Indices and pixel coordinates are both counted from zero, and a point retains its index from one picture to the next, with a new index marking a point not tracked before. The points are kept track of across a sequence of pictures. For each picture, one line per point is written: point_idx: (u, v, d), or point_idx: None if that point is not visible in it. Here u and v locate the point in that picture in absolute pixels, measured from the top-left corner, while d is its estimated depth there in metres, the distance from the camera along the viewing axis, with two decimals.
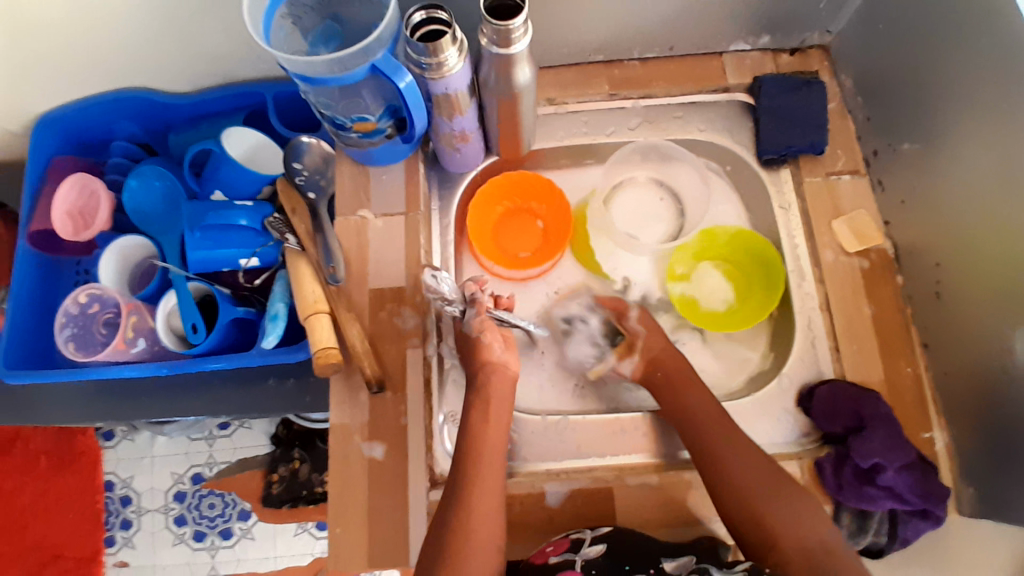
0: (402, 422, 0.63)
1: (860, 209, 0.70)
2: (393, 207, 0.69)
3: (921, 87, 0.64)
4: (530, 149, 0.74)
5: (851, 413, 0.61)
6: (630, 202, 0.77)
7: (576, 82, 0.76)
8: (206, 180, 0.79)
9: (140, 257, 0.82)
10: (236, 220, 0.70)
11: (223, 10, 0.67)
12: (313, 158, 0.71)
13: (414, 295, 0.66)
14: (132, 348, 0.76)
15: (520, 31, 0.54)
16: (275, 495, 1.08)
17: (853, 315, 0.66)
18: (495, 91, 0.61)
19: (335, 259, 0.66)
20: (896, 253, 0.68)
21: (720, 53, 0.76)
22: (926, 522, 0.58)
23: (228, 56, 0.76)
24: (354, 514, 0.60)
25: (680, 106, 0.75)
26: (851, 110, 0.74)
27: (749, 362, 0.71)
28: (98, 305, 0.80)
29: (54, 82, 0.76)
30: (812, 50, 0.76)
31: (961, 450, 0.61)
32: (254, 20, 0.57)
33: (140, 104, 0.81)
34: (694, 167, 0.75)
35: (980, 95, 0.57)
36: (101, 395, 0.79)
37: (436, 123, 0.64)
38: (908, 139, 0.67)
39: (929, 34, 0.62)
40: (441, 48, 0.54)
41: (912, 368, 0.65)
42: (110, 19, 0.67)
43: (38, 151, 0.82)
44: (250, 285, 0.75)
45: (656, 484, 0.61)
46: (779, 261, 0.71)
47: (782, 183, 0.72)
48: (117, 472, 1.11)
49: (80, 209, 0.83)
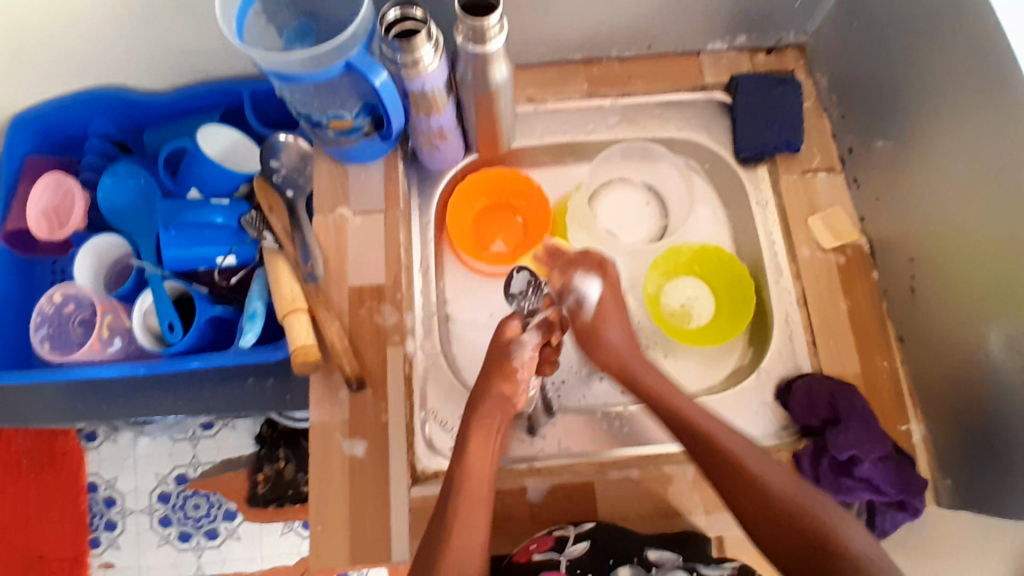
0: (382, 420, 0.63)
1: (837, 206, 0.71)
2: (373, 204, 0.69)
3: (896, 85, 0.65)
4: (510, 145, 0.74)
5: (827, 406, 0.61)
6: (616, 199, 0.77)
7: (555, 80, 0.76)
8: (182, 177, 0.78)
9: (116, 255, 0.82)
10: (212, 219, 0.70)
11: (199, 8, 0.67)
12: (290, 155, 0.71)
13: (394, 293, 0.67)
14: (108, 348, 0.76)
15: (496, 29, 0.54)
16: (260, 495, 1.07)
17: (829, 311, 0.67)
18: (472, 88, 0.61)
19: (313, 257, 0.66)
20: (872, 248, 0.69)
21: (697, 52, 0.76)
22: (904, 513, 0.59)
23: (206, 54, 0.75)
24: (333, 512, 0.60)
25: (658, 105, 0.76)
26: (827, 108, 0.74)
27: (727, 358, 0.72)
28: (72, 305, 0.79)
29: (29, 80, 0.76)
30: (788, 49, 0.77)
31: (938, 442, 0.62)
32: (226, 17, 0.56)
33: (115, 103, 0.81)
34: (675, 166, 0.76)
35: (953, 95, 0.58)
36: (77, 397, 0.78)
37: (414, 120, 0.64)
38: (882, 137, 0.67)
39: (902, 31, 0.62)
40: (416, 46, 0.54)
41: (888, 363, 0.65)
42: (84, 15, 0.67)
43: (12, 151, 0.81)
44: (227, 284, 0.73)
45: (637, 478, 0.62)
46: (758, 259, 0.72)
47: (759, 181, 0.73)
48: (100, 474, 1.10)
49: (56, 207, 0.82)
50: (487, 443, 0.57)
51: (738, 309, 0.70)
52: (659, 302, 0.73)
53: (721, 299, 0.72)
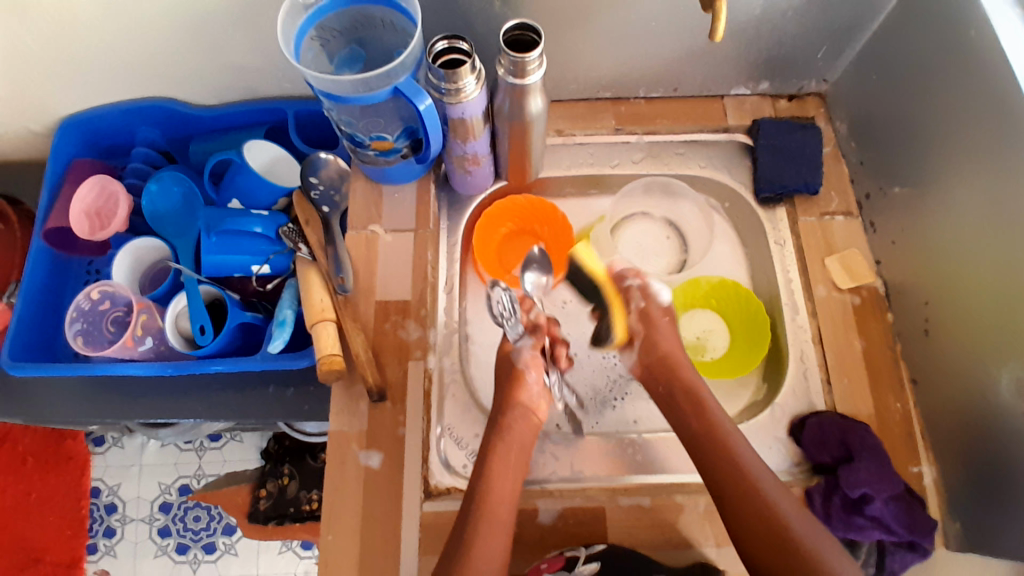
0: (400, 432, 0.64)
1: (853, 248, 0.72)
2: (404, 223, 0.72)
3: (914, 134, 0.67)
4: (538, 175, 0.77)
5: (838, 443, 0.62)
6: (636, 232, 0.80)
7: (584, 116, 0.79)
8: (224, 189, 0.81)
9: (154, 258, 0.85)
10: (250, 227, 0.72)
11: (255, 29, 0.71)
12: (330, 172, 0.74)
13: (418, 309, 0.68)
14: (140, 346, 0.77)
15: (536, 63, 0.57)
16: (261, 510, 1.07)
17: (844, 350, 0.68)
18: (508, 118, 0.64)
19: (345, 269, 0.68)
20: (886, 291, 0.71)
21: (721, 95, 0.80)
22: (914, 554, 0.59)
23: (256, 73, 0.79)
24: (346, 521, 0.61)
25: (682, 143, 0.79)
26: (844, 154, 0.77)
27: (741, 392, 0.73)
28: (108, 302, 0.81)
29: (86, 87, 0.80)
30: (809, 97, 0.80)
31: (949, 485, 0.62)
32: (285, 39, 0.60)
33: (164, 113, 0.85)
34: (695, 202, 0.79)
35: (969, 145, 0.60)
36: (96, 394, 0.80)
37: (450, 145, 0.67)
38: (898, 183, 0.70)
39: (921, 84, 0.65)
40: (460, 76, 0.57)
41: (900, 404, 0.66)
42: (147, 31, 0.71)
43: (59, 152, 0.85)
44: (262, 291, 0.77)
45: (648, 506, 0.62)
46: (774, 295, 0.74)
47: (777, 220, 0.75)
48: (103, 479, 1.10)
49: (97, 209, 0.85)
50: (508, 454, 0.58)
51: (752, 344, 0.72)
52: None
53: (736, 332, 0.74)
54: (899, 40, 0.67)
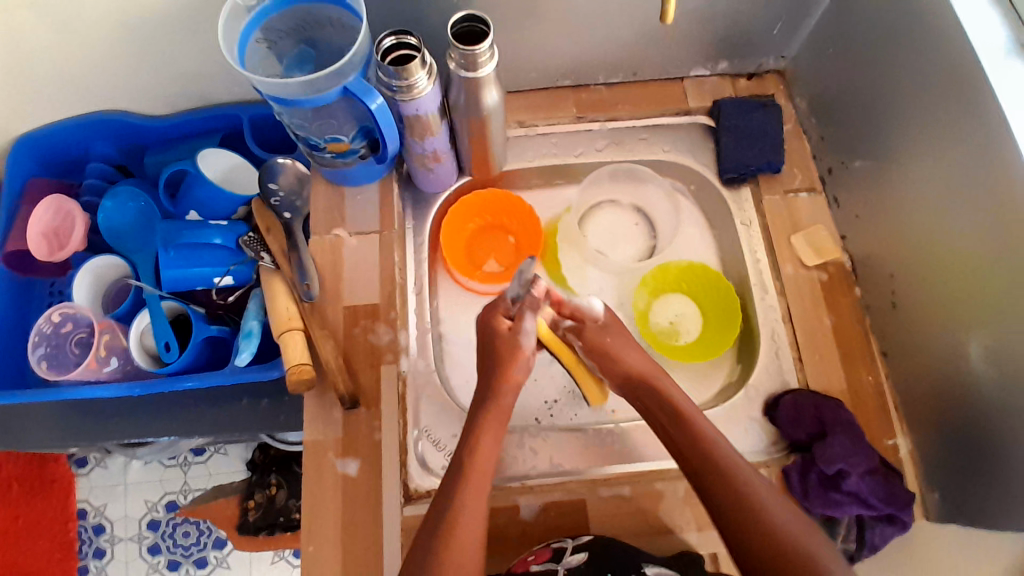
0: (377, 438, 0.63)
1: (818, 224, 0.73)
2: (368, 226, 0.71)
3: (872, 106, 0.68)
4: (502, 168, 0.76)
5: (813, 421, 0.63)
6: (606, 220, 0.79)
7: (545, 106, 0.78)
8: (181, 200, 0.80)
9: (114, 276, 0.83)
10: (210, 239, 0.71)
11: (201, 35, 0.69)
12: (288, 178, 0.71)
13: (388, 312, 0.68)
14: (105, 367, 0.76)
15: (487, 54, 0.56)
16: (251, 522, 1.01)
17: (814, 326, 0.69)
18: (465, 113, 0.63)
19: (310, 276, 0.67)
20: (853, 265, 0.71)
21: (681, 77, 0.80)
22: (893, 527, 0.60)
23: (207, 80, 0.78)
24: (326, 531, 0.60)
25: (645, 128, 0.78)
26: (806, 130, 0.77)
27: (717, 374, 0.73)
28: (70, 324, 0.80)
29: (31, 104, 0.77)
30: (768, 74, 0.80)
31: (923, 454, 0.63)
32: (229, 44, 0.59)
33: (116, 126, 0.83)
34: (661, 187, 0.78)
35: (928, 116, 0.61)
36: (67, 419, 0.79)
37: (409, 144, 0.66)
38: (859, 157, 0.70)
39: (877, 56, 0.66)
40: (410, 72, 0.56)
41: (872, 377, 0.67)
42: (89, 43, 0.69)
43: (16, 172, 0.82)
44: (224, 303, 0.75)
45: (629, 495, 0.62)
46: (744, 276, 0.74)
47: (743, 200, 0.75)
48: (89, 501, 1.09)
49: (55, 229, 0.83)
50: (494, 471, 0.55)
51: (725, 324, 0.72)
52: (648, 319, 0.74)
53: (708, 314, 0.74)
54: (852, 13, 0.67)
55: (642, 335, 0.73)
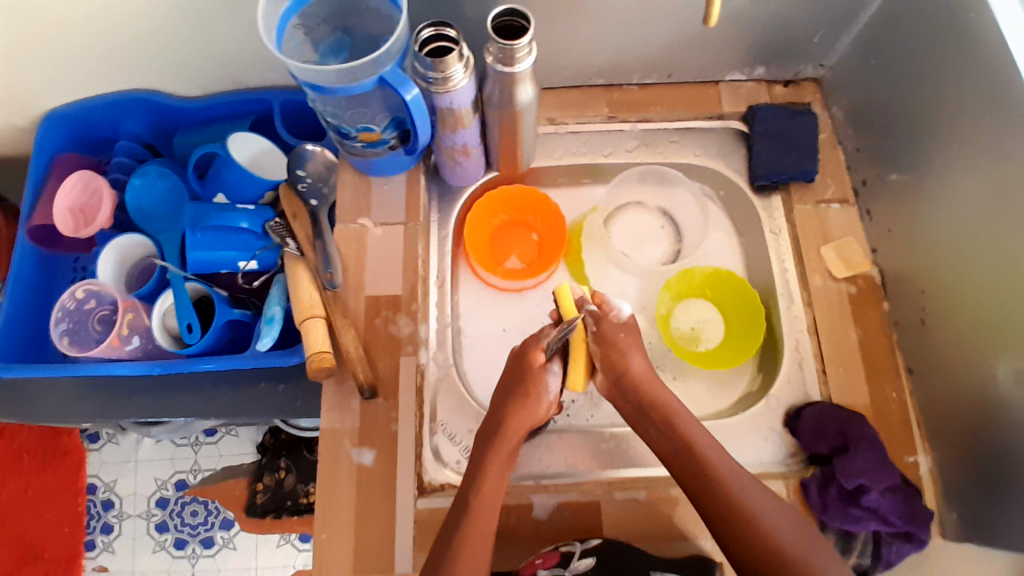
0: (393, 429, 0.63)
1: (849, 237, 0.72)
2: (394, 216, 0.71)
3: (909, 119, 0.66)
4: (529, 165, 0.75)
5: (836, 433, 0.62)
6: (631, 221, 0.79)
7: (576, 103, 0.78)
8: (210, 182, 0.80)
9: (139, 256, 0.83)
10: (237, 223, 0.72)
11: (235, 18, 0.69)
12: (316, 165, 0.73)
13: (410, 304, 0.67)
14: (127, 346, 0.77)
15: (525, 50, 0.56)
16: (258, 504, 1.07)
17: (841, 338, 0.68)
18: (498, 108, 0.63)
19: (333, 264, 0.67)
20: (883, 279, 0.70)
21: (717, 81, 0.79)
22: (910, 544, 0.59)
23: (241, 64, 0.78)
24: (341, 520, 0.60)
25: (676, 131, 0.78)
26: (841, 141, 0.76)
27: (737, 382, 0.72)
28: (94, 301, 0.81)
29: (65, 81, 0.78)
30: (805, 82, 0.79)
31: (945, 475, 0.62)
32: (268, 28, 0.59)
33: (146, 105, 0.83)
34: (691, 192, 0.78)
35: (968, 132, 0.59)
36: (85, 392, 0.79)
37: (439, 136, 0.66)
38: (894, 170, 0.69)
39: (921, 68, 0.64)
40: (448, 64, 0.56)
41: (897, 394, 0.66)
42: (125, 23, 0.69)
43: (44, 146, 0.83)
44: (249, 287, 0.76)
45: (644, 500, 0.61)
46: (770, 285, 0.73)
47: (773, 208, 0.74)
48: (100, 476, 1.10)
49: (81, 206, 0.83)
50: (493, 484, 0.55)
51: (750, 337, 0.71)
52: (670, 323, 0.74)
53: (732, 322, 0.73)
54: (896, 24, 0.66)
55: (664, 339, 0.72)
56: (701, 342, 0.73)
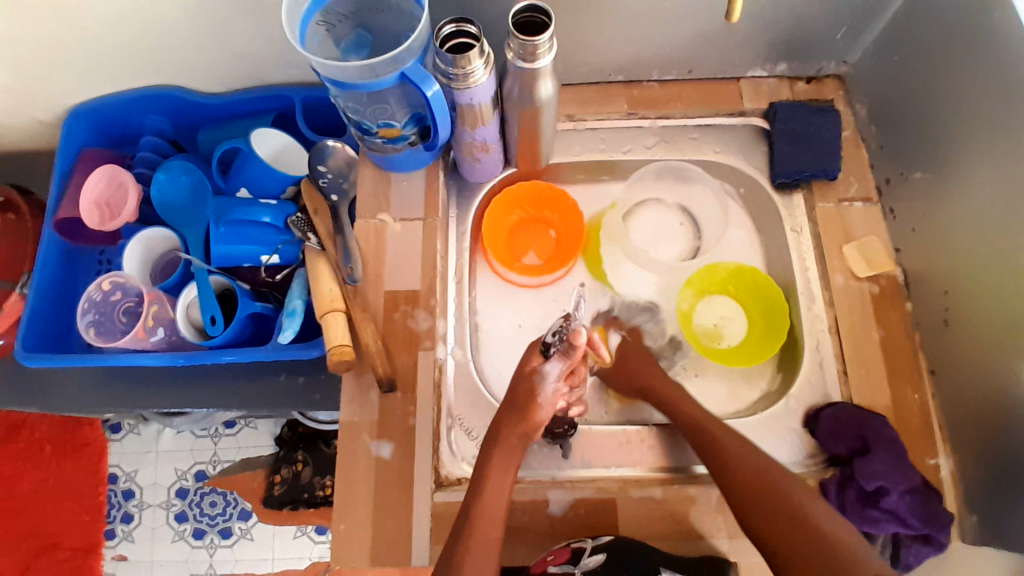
0: (411, 423, 0.63)
1: (872, 236, 0.71)
2: (413, 212, 0.71)
3: (934, 117, 0.65)
4: (548, 162, 0.76)
5: (855, 435, 0.61)
6: (649, 218, 0.79)
7: (595, 100, 0.78)
8: (232, 177, 0.81)
9: (162, 249, 0.85)
10: (259, 217, 0.73)
11: (258, 15, 0.70)
12: (336, 162, 0.74)
13: (428, 299, 0.68)
14: (152, 337, 0.78)
15: (545, 47, 0.56)
16: (275, 496, 1.08)
17: (862, 338, 0.67)
18: (517, 104, 0.63)
19: (354, 259, 0.68)
20: (905, 280, 0.69)
21: (738, 78, 0.78)
22: (929, 547, 0.59)
23: (263, 61, 0.78)
24: (358, 512, 0.61)
25: (696, 128, 0.77)
26: (864, 138, 0.75)
27: (755, 382, 0.72)
28: (120, 293, 0.82)
29: (92, 77, 0.79)
30: (828, 78, 0.78)
31: (967, 478, 0.61)
32: (290, 25, 0.59)
33: (170, 101, 0.84)
34: (709, 187, 0.78)
35: (994, 130, 0.58)
36: (109, 383, 0.81)
37: (459, 132, 0.66)
38: (918, 168, 0.68)
39: (946, 64, 0.63)
40: (468, 60, 0.56)
41: (918, 395, 0.65)
42: (150, 21, 0.70)
43: (70, 141, 0.85)
44: (270, 280, 0.77)
45: (660, 498, 0.62)
46: (790, 283, 0.72)
47: (794, 206, 0.73)
48: (120, 466, 1.12)
49: (107, 200, 0.85)
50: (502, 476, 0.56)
51: (769, 337, 0.71)
52: (692, 321, 0.74)
53: (756, 321, 0.73)
54: (921, 19, 0.65)
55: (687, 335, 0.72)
56: (726, 340, 0.73)
